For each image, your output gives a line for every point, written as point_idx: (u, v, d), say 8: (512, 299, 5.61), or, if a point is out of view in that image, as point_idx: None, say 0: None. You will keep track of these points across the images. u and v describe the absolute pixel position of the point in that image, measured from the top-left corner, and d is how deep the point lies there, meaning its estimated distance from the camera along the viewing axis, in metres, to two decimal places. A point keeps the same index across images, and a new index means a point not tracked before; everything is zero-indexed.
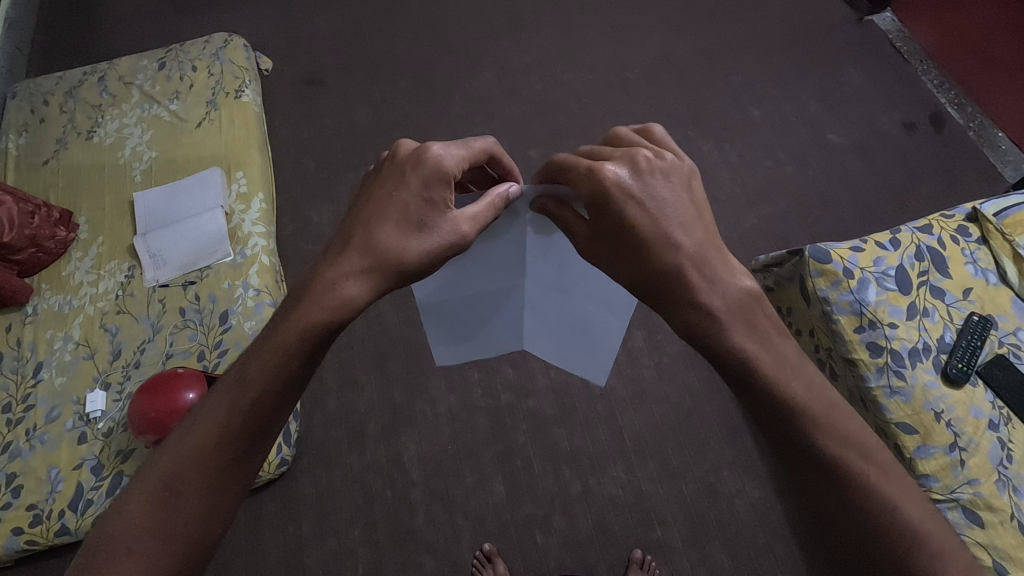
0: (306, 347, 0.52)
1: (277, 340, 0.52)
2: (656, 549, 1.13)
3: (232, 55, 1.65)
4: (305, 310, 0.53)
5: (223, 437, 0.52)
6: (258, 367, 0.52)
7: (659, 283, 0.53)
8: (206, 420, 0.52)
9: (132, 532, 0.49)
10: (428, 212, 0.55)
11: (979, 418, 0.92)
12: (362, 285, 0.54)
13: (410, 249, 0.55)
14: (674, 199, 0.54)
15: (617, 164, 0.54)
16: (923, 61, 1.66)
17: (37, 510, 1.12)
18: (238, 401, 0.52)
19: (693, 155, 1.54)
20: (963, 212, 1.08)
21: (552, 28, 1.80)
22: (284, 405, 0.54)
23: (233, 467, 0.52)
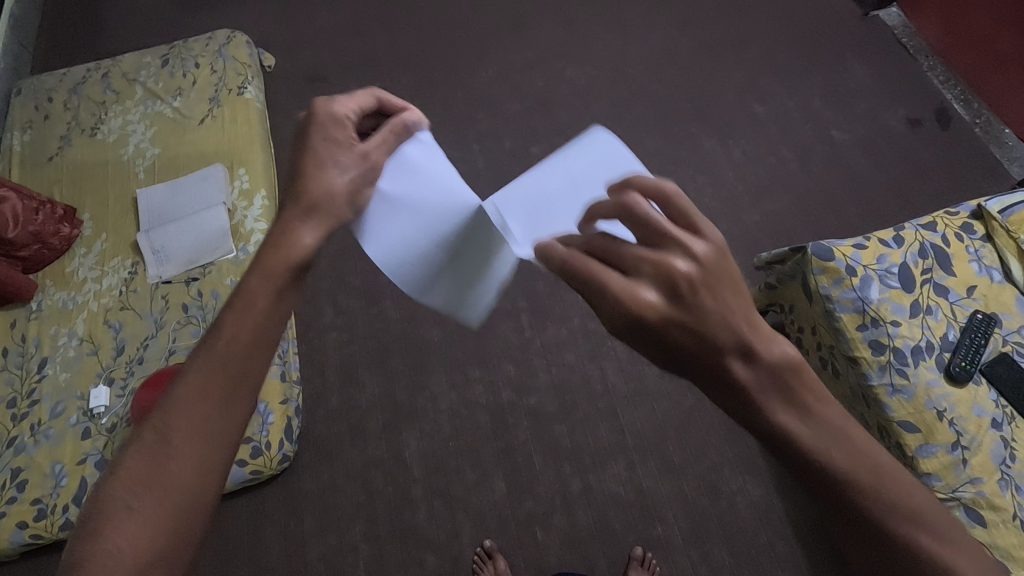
0: (275, 281, 0.51)
1: (245, 293, 0.51)
2: (656, 547, 1.13)
3: (235, 52, 1.65)
4: (268, 257, 0.51)
5: (208, 379, 0.48)
6: (236, 314, 0.50)
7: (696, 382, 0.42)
8: (187, 370, 0.49)
9: (129, 490, 0.46)
10: (339, 147, 0.56)
11: (981, 417, 0.92)
12: (316, 231, 0.53)
13: (333, 183, 0.55)
14: (718, 302, 0.38)
15: (649, 282, 0.39)
16: (929, 57, 1.65)
17: (42, 504, 1.13)
18: (217, 347, 0.49)
19: (695, 152, 1.54)
20: (968, 209, 1.07)
21: (554, 24, 1.79)
22: (263, 351, 0.51)
23: (223, 415, 0.48)
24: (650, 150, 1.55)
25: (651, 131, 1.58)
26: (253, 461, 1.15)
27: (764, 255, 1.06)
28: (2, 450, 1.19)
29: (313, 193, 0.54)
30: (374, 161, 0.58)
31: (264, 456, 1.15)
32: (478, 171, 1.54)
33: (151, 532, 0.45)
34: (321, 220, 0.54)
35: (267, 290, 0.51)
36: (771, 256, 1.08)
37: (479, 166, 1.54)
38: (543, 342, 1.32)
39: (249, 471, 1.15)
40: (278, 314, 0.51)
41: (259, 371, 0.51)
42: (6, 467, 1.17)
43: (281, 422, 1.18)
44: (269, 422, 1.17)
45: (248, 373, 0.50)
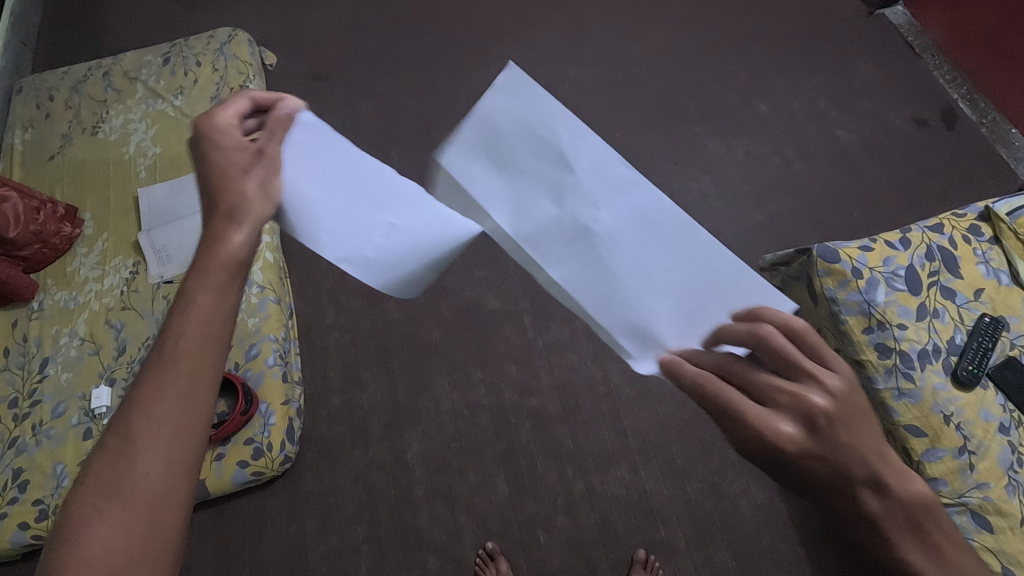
0: (218, 280, 0.51)
1: (188, 296, 0.51)
2: (659, 549, 1.12)
3: (236, 50, 1.64)
4: (205, 260, 0.52)
5: (164, 378, 0.48)
6: (182, 316, 0.50)
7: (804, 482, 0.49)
8: (142, 377, 0.49)
9: (98, 498, 0.45)
10: (230, 151, 0.55)
11: (989, 421, 0.91)
12: (247, 228, 0.53)
13: (248, 189, 0.54)
14: (852, 441, 0.46)
15: (790, 419, 0.46)
16: (935, 55, 1.64)
17: (43, 504, 1.13)
18: (166, 348, 0.49)
19: (699, 152, 1.53)
20: (975, 211, 1.06)
21: (558, 22, 1.78)
22: (219, 343, 0.50)
23: (187, 413, 0.48)
24: (653, 149, 1.54)
25: (655, 131, 1.57)
26: (255, 462, 1.15)
27: (767, 258, 1.05)
28: (4, 450, 1.19)
29: (227, 197, 0.53)
30: (268, 155, 0.56)
31: (266, 458, 1.15)
32: None
33: (124, 534, 0.44)
34: (250, 220, 0.54)
35: (209, 288, 0.51)
36: (776, 258, 1.06)
37: None
38: (546, 343, 1.31)
39: (250, 472, 1.14)
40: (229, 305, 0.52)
41: (217, 364, 0.50)
42: (8, 467, 1.17)
43: (282, 423, 1.18)
44: (271, 423, 1.17)
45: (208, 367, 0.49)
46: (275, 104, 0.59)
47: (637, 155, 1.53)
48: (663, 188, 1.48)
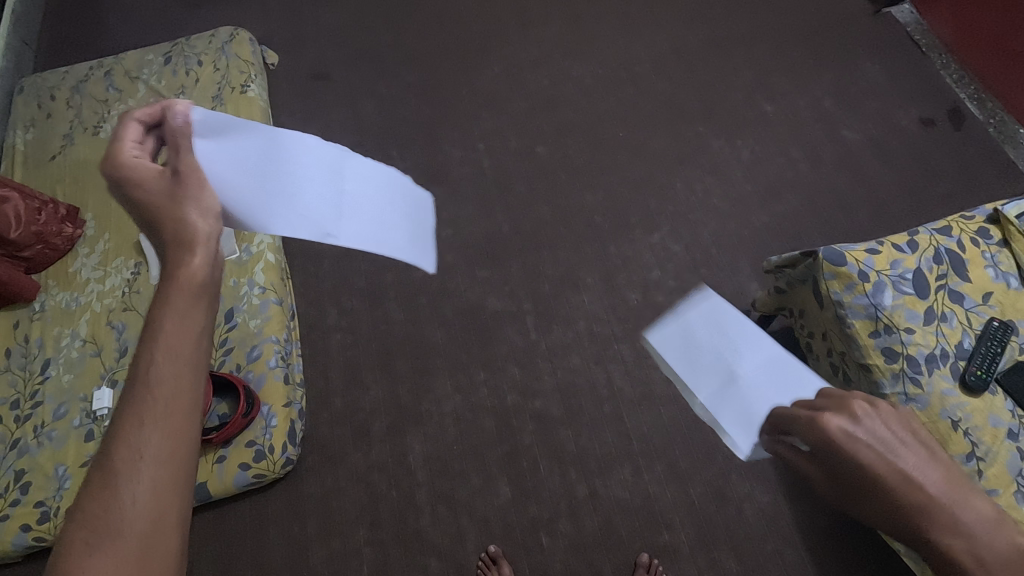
0: (180, 312, 0.61)
1: (154, 330, 0.60)
2: (663, 553, 1.11)
3: (238, 49, 1.63)
4: (171, 296, 0.61)
5: (138, 414, 0.56)
6: (151, 349, 0.59)
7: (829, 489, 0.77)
8: (124, 413, 0.57)
9: (101, 519, 0.53)
10: (152, 183, 0.65)
11: (997, 427, 0.90)
12: (201, 254, 0.64)
13: (195, 224, 0.64)
14: (900, 442, 0.69)
15: (838, 418, 0.71)
16: (943, 54, 1.62)
17: (45, 506, 1.12)
18: (139, 385, 0.57)
19: (703, 152, 1.52)
20: (983, 213, 1.05)
21: (561, 21, 1.77)
22: (189, 369, 0.59)
23: (169, 438, 0.56)
24: (657, 149, 1.53)
25: (659, 131, 1.56)
26: (257, 464, 1.14)
27: (774, 260, 1.04)
28: (5, 451, 1.18)
29: (176, 233, 0.64)
30: (183, 173, 0.66)
31: (267, 460, 1.14)
32: (484, 171, 1.52)
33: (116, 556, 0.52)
34: (201, 245, 0.64)
35: (172, 318, 0.60)
36: (784, 258, 1.05)
37: (484, 166, 1.53)
38: (548, 345, 1.30)
39: (253, 475, 1.14)
40: (197, 333, 0.61)
41: (189, 391, 0.59)
42: (9, 468, 1.17)
43: (284, 425, 1.17)
44: (273, 425, 1.17)
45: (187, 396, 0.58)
46: (168, 118, 0.68)
47: (641, 155, 1.52)
48: (667, 188, 1.47)
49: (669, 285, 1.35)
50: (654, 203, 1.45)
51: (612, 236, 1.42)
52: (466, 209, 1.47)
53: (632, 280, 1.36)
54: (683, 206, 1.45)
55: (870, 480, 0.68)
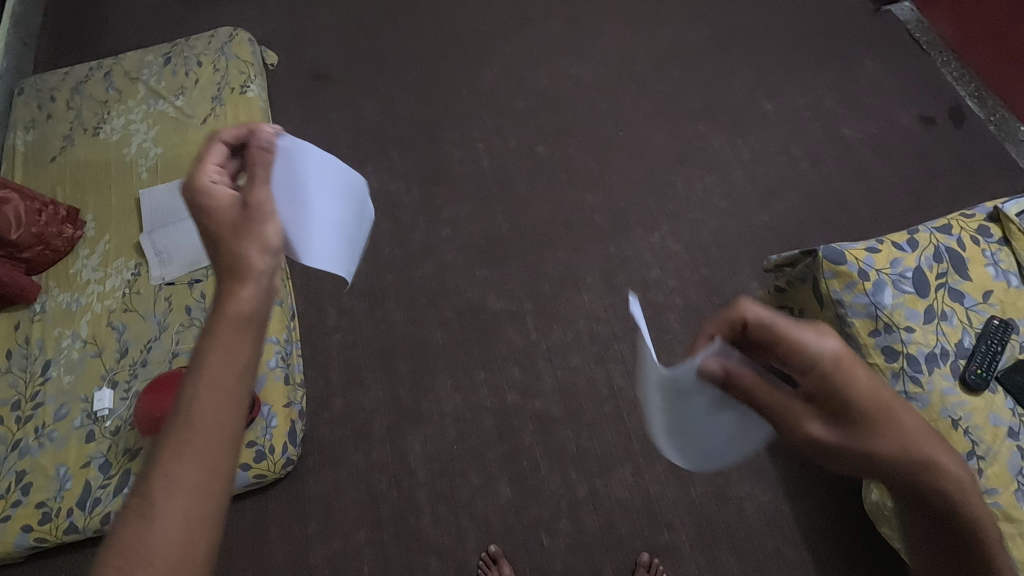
0: (230, 345, 0.52)
1: (197, 362, 0.51)
2: (664, 552, 1.12)
3: (237, 50, 1.63)
4: (219, 324, 0.53)
5: (173, 461, 0.47)
6: (193, 383, 0.50)
7: (795, 431, 0.55)
8: (153, 449, 0.48)
9: (115, 572, 0.44)
10: (222, 211, 0.58)
11: (998, 426, 0.90)
12: (253, 287, 0.55)
13: (252, 259, 0.56)
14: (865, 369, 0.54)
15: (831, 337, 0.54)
16: (943, 52, 1.62)
17: (46, 507, 1.13)
18: (180, 427, 0.49)
19: (703, 151, 1.51)
20: (984, 211, 1.05)
21: (561, 20, 1.76)
22: (230, 407, 0.51)
23: (209, 477, 0.48)
24: (657, 149, 1.53)
25: (659, 130, 1.56)
26: (257, 465, 1.14)
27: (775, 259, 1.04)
28: (6, 452, 1.19)
29: (228, 262, 0.56)
30: (255, 205, 0.59)
31: (268, 461, 1.14)
32: (484, 171, 1.52)
33: None
34: (253, 281, 0.55)
35: (217, 349, 0.52)
36: (785, 257, 1.05)
37: (484, 166, 1.52)
38: (549, 345, 1.30)
39: (253, 475, 1.14)
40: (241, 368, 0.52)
41: (234, 434, 0.50)
42: (11, 469, 1.17)
43: (285, 426, 1.18)
44: (273, 426, 1.17)
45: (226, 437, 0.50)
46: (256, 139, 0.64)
47: (641, 155, 1.52)
48: (667, 187, 1.47)
49: (669, 284, 1.35)
50: (654, 203, 1.45)
51: (612, 235, 1.42)
52: (466, 209, 1.47)
53: (632, 280, 1.36)
54: (683, 205, 1.44)
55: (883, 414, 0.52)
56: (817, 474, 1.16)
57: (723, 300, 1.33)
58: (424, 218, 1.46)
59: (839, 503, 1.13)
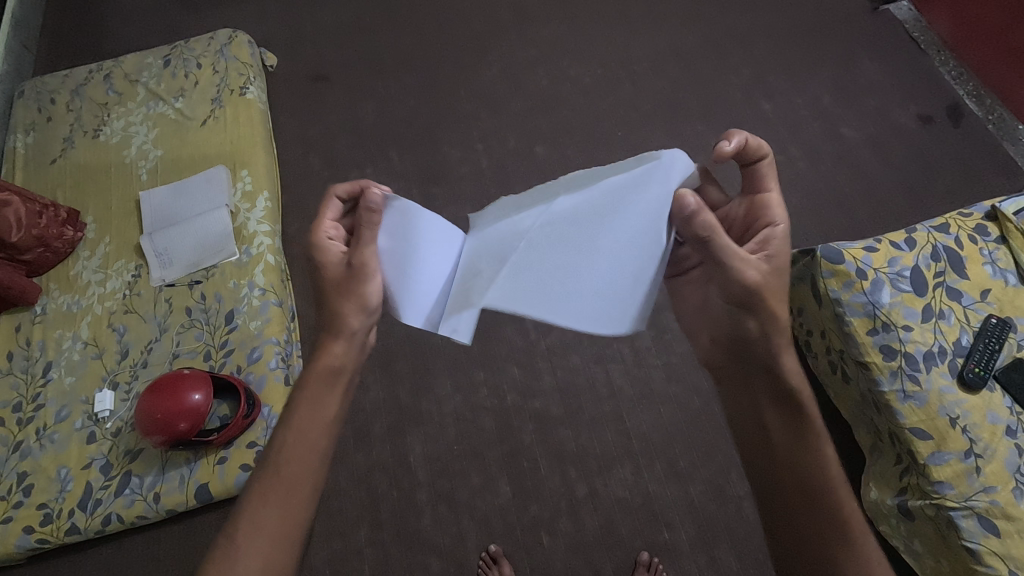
0: (317, 398, 0.67)
1: (292, 409, 0.67)
2: (663, 551, 1.12)
3: (236, 51, 1.63)
4: (308, 382, 0.68)
5: (267, 486, 0.64)
6: (286, 427, 0.66)
7: (726, 269, 0.63)
8: (255, 479, 0.65)
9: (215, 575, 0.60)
10: (330, 269, 0.68)
11: (995, 424, 0.90)
12: (343, 345, 0.68)
13: (348, 318, 0.68)
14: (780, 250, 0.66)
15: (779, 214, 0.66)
16: (940, 51, 1.62)
17: (48, 509, 1.13)
18: (277, 459, 0.65)
19: (701, 151, 1.52)
20: (981, 210, 1.05)
21: (559, 21, 1.77)
22: (313, 454, 0.66)
23: (287, 504, 0.63)
24: (655, 149, 1.53)
25: (657, 130, 1.56)
26: None
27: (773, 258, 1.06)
28: (7, 454, 1.19)
29: (327, 316, 0.69)
30: (358, 267, 0.67)
31: None
32: (482, 172, 1.52)
33: None
34: (345, 337, 0.68)
35: (306, 400, 0.67)
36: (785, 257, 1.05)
37: (483, 166, 1.53)
38: (548, 345, 1.30)
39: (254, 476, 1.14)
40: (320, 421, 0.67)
41: (311, 471, 0.65)
42: (12, 471, 1.17)
43: None
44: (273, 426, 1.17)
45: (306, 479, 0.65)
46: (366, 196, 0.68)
47: (640, 155, 1.52)
48: None
49: None
50: None
51: None
52: (466, 210, 1.47)
53: None
54: None
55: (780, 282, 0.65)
56: None
57: None
58: None
59: None
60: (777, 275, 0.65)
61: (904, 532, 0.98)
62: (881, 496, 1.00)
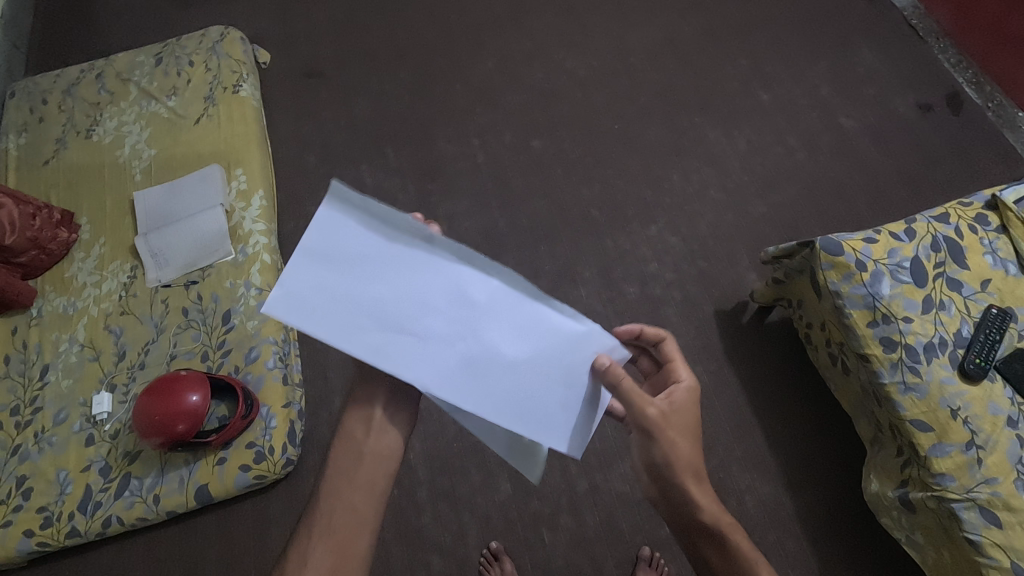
0: (355, 434, 0.72)
1: (333, 449, 0.71)
2: (665, 546, 1.12)
3: (229, 49, 1.62)
4: (350, 423, 0.73)
5: (315, 519, 0.67)
6: (330, 467, 0.70)
7: (632, 407, 0.66)
8: (304, 516, 0.68)
9: None
10: None
11: (997, 416, 0.90)
12: (376, 383, 0.74)
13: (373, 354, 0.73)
14: (685, 404, 0.70)
15: (682, 372, 0.73)
16: (940, 38, 1.61)
17: (48, 512, 1.13)
18: (324, 493, 0.68)
19: (698, 143, 1.51)
20: (981, 199, 1.04)
21: (554, 13, 1.75)
22: (360, 489, 0.68)
23: (337, 538, 0.66)
24: (652, 141, 1.52)
25: (654, 122, 1.55)
26: (257, 466, 1.15)
27: (771, 250, 1.07)
28: (6, 458, 1.18)
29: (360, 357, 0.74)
30: None
31: (268, 461, 1.15)
32: (479, 166, 1.51)
33: None
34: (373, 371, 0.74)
35: (348, 438, 0.72)
36: (785, 249, 1.05)
37: (480, 161, 1.52)
38: None
39: (254, 476, 1.14)
40: (367, 456, 0.70)
41: (350, 502, 0.68)
42: (11, 474, 1.17)
43: (284, 426, 1.18)
44: (272, 426, 1.17)
45: (361, 520, 0.67)
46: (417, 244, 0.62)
47: (637, 148, 1.51)
48: (663, 180, 1.46)
49: (667, 277, 1.35)
50: (652, 195, 1.45)
51: (609, 229, 1.41)
52: (463, 206, 1.46)
53: (629, 273, 1.35)
54: (680, 198, 1.44)
55: (676, 425, 0.68)
56: (817, 467, 1.16)
57: (721, 292, 1.32)
58: (421, 215, 1.45)
59: (845, 501, 1.13)
60: (688, 427, 0.69)
61: (905, 524, 0.97)
62: (884, 488, 0.99)
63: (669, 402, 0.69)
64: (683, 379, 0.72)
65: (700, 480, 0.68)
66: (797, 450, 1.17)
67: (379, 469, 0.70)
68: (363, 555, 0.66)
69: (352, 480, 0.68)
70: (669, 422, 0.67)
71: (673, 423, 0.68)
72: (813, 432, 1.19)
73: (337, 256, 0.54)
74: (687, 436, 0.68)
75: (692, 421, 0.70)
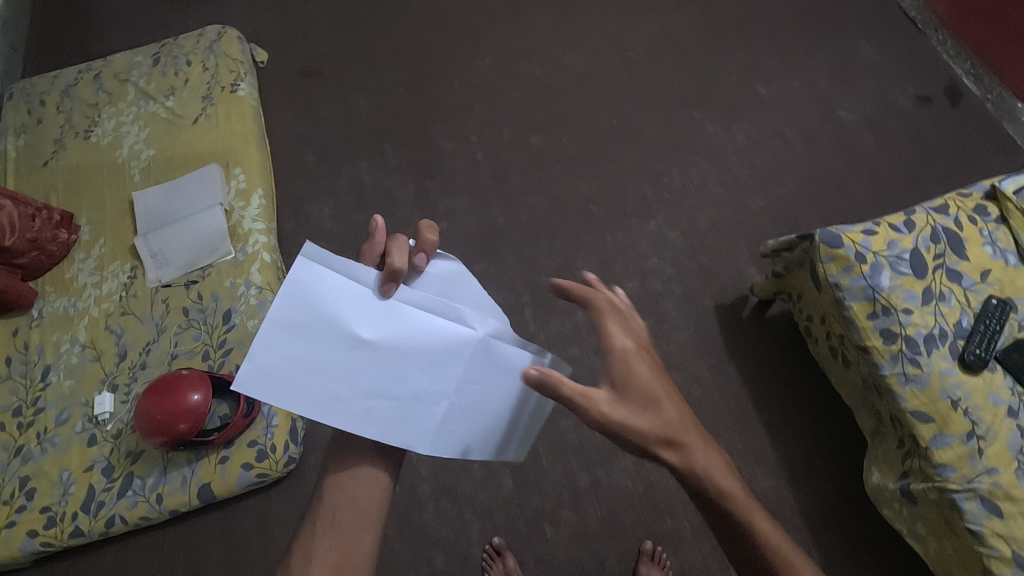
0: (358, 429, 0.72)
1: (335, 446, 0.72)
2: (667, 540, 1.12)
3: (226, 49, 1.62)
4: None
5: (320, 515, 0.67)
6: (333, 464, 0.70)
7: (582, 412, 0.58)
8: (308, 513, 0.68)
9: None
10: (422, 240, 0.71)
11: (997, 406, 0.90)
12: None
13: None
14: (637, 376, 0.60)
15: (620, 332, 0.62)
16: (938, 30, 1.60)
17: (51, 512, 1.13)
18: (328, 490, 0.69)
19: (697, 137, 1.51)
20: (981, 190, 1.04)
21: (552, 9, 1.75)
22: (363, 484, 0.69)
23: (341, 533, 0.66)
24: (651, 137, 1.52)
25: (653, 117, 1.54)
26: (259, 464, 1.15)
27: (771, 243, 1.07)
28: (9, 459, 1.18)
29: None
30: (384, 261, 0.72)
31: (270, 459, 1.15)
32: (478, 163, 1.51)
33: None
34: None
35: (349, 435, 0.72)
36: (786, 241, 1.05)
37: (479, 158, 1.52)
38: (548, 336, 1.29)
39: (255, 475, 1.15)
40: (369, 451, 0.70)
41: (352, 497, 0.68)
42: (13, 475, 1.17)
43: (285, 425, 1.18)
44: (274, 425, 1.18)
45: (364, 515, 0.67)
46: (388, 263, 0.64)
47: (636, 143, 1.51)
48: (662, 175, 1.46)
49: (666, 272, 1.35)
50: (651, 190, 1.45)
51: (609, 224, 1.41)
52: (462, 203, 1.46)
53: (629, 268, 1.35)
54: (680, 193, 1.44)
55: (635, 404, 0.59)
56: (819, 459, 1.16)
57: (721, 286, 1.32)
58: (421, 212, 1.46)
59: (847, 493, 1.13)
60: (648, 400, 0.60)
61: (906, 515, 0.98)
62: (885, 479, 0.99)
63: (620, 381, 0.60)
64: (623, 338, 0.62)
65: (678, 446, 0.61)
66: (798, 444, 1.17)
67: (381, 464, 0.71)
68: (369, 547, 0.66)
69: (354, 476, 0.69)
70: (626, 403, 0.59)
71: (632, 402, 0.59)
72: (814, 425, 1.19)
73: (309, 323, 0.58)
74: (649, 408, 0.60)
75: (649, 383, 0.61)
